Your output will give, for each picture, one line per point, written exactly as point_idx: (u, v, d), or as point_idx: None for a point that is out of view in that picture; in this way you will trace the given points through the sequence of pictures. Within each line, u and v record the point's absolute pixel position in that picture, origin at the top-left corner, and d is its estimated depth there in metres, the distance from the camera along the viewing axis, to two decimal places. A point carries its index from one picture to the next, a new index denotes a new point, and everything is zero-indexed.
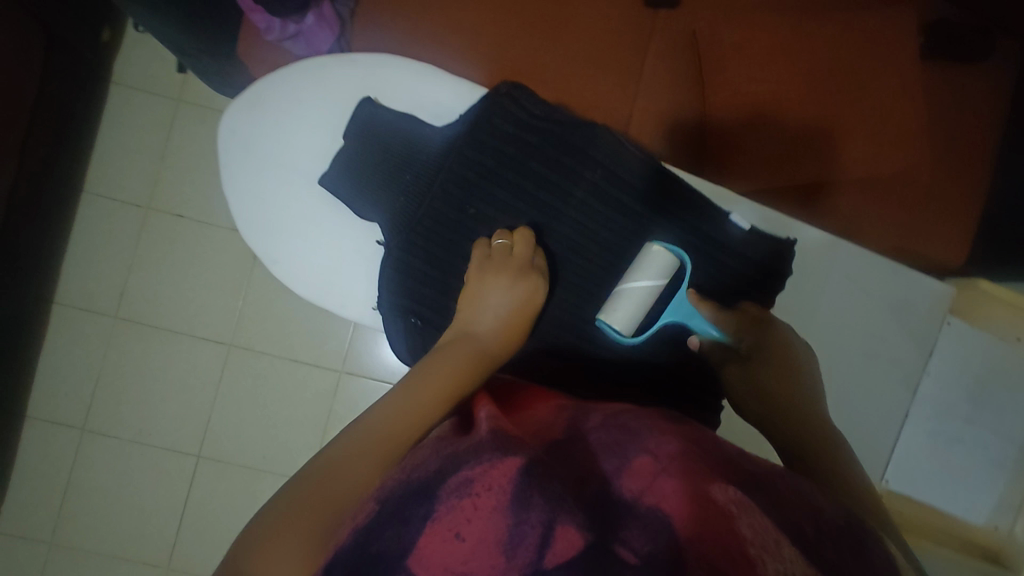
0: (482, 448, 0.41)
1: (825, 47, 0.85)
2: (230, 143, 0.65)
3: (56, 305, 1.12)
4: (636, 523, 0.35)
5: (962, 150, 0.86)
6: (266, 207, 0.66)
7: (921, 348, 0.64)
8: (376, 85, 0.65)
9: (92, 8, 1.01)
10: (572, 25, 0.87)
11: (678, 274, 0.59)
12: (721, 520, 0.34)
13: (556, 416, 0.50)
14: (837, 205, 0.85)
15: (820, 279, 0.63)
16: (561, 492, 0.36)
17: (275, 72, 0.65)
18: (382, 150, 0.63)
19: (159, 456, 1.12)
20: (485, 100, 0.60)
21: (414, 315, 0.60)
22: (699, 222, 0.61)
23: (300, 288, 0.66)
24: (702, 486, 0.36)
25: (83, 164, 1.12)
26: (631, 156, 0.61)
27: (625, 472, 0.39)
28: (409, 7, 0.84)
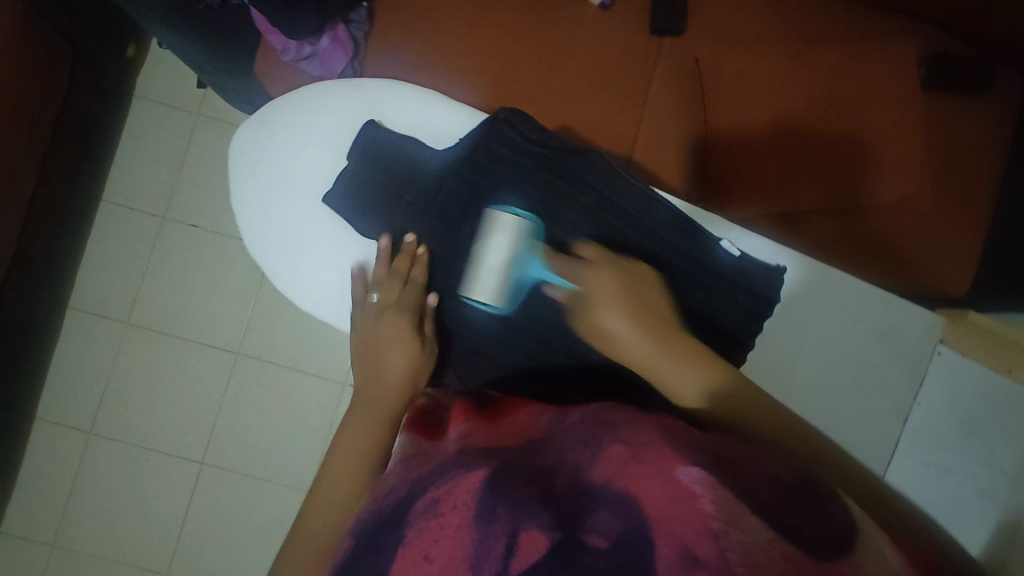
0: (451, 467, 0.47)
1: (828, 77, 0.86)
2: (240, 162, 0.69)
3: (72, 309, 1.15)
4: (595, 514, 0.40)
5: (965, 180, 0.87)
6: (274, 225, 0.68)
7: (911, 377, 0.64)
8: (379, 109, 0.67)
9: (119, 26, 1.05)
10: (577, 51, 0.89)
11: (522, 232, 0.60)
12: (681, 499, 0.37)
13: (534, 420, 0.54)
14: (835, 235, 0.87)
15: (810, 306, 0.64)
16: (522, 497, 0.42)
17: (284, 96, 0.68)
18: (383, 171, 0.65)
19: (163, 461, 1.14)
20: (486, 126, 0.63)
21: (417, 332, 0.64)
22: (691, 247, 0.62)
23: (302, 302, 0.68)
24: (667, 468, 0.40)
25: (103, 174, 1.15)
26: (625, 181, 0.62)
27: (594, 463, 0.44)
28: (420, 32, 0.87)
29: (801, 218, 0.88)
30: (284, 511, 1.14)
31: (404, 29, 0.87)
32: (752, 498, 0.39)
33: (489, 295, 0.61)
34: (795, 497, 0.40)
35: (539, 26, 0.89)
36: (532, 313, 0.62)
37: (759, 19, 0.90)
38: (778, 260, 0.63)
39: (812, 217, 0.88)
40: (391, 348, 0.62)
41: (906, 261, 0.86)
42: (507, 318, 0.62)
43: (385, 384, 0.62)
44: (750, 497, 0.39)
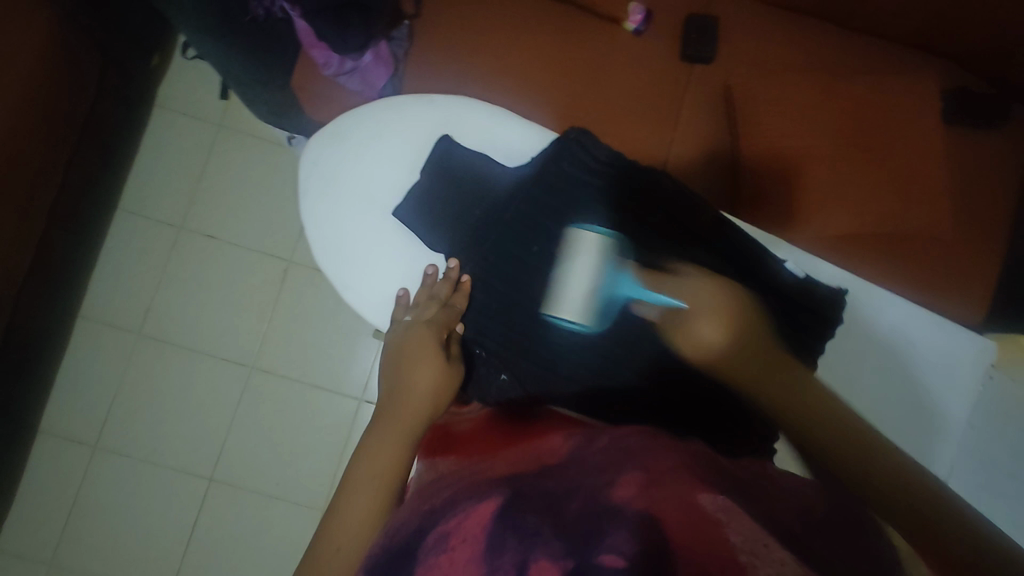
0: (458, 499, 0.41)
1: (857, 106, 0.87)
2: (310, 172, 0.69)
3: (82, 318, 1.12)
4: (624, 530, 0.33)
5: (983, 209, 0.90)
6: (338, 235, 0.68)
7: (960, 401, 0.66)
8: (451, 125, 0.68)
9: (146, 34, 1.05)
10: (612, 74, 0.91)
11: (606, 249, 0.60)
12: (706, 527, 0.33)
13: (561, 444, 0.48)
14: (863, 258, 0.88)
15: (867, 330, 0.65)
16: (537, 526, 0.35)
17: (355, 108, 0.69)
18: (453, 185, 0.65)
19: (172, 476, 1.11)
20: (555, 144, 0.63)
21: (479, 347, 0.64)
22: (762, 269, 0.63)
23: (365, 313, 0.68)
24: (688, 494, 0.35)
25: (122, 183, 1.14)
26: (695, 201, 0.63)
27: (613, 486, 0.37)
28: (461, 51, 0.88)
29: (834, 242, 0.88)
30: (296, 529, 1.11)
31: (445, 47, 0.88)
32: (773, 522, 0.35)
33: (558, 314, 0.62)
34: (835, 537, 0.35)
35: (575, 50, 0.91)
36: (598, 333, 0.61)
37: (787, 51, 0.93)
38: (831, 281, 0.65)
39: (844, 240, 0.88)
40: (418, 363, 0.59)
41: (928, 287, 0.88)
42: (574, 336, 0.61)
43: (414, 397, 0.57)
44: (774, 524, 0.35)
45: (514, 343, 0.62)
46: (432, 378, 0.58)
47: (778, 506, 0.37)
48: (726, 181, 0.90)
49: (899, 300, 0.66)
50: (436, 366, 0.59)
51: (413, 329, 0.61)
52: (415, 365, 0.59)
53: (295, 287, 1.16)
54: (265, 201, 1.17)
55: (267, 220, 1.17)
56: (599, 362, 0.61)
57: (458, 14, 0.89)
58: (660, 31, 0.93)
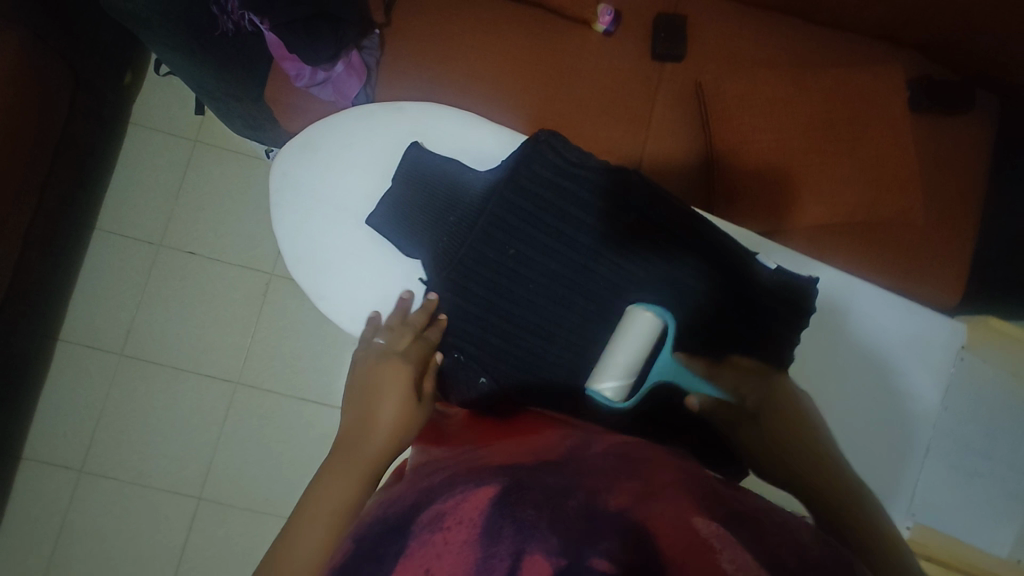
0: (455, 487, 0.40)
1: (823, 100, 0.89)
2: (282, 183, 0.69)
3: (62, 341, 1.11)
4: (614, 536, 0.33)
5: (953, 193, 0.92)
6: (315, 247, 0.68)
7: (940, 384, 0.66)
8: (423, 133, 0.69)
9: (116, 53, 1.04)
10: (586, 76, 0.92)
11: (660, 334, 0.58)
12: (696, 553, 0.31)
13: (558, 443, 0.46)
14: (836, 247, 0.90)
15: (842, 317, 0.66)
16: (534, 516, 0.34)
17: (326, 118, 0.69)
18: (427, 192, 0.65)
19: (161, 497, 1.09)
20: (525, 147, 0.62)
21: (457, 351, 0.63)
22: (735, 262, 0.63)
23: (343, 322, 0.68)
24: (686, 517, 0.34)
25: (97, 203, 1.13)
26: (665, 198, 0.64)
27: (611, 493, 0.37)
28: (433, 59, 0.89)
29: (808, 231, 0.89)
30: None
31: (418, 55, 0.89)
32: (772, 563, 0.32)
33: (534, 316, 0.61)
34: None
35: (547, 53, 0.91)
36: (575, 331, 0.61)
37: (754, 48, 0.94)
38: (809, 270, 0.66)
39: (817, 229, 0.89)
40: (387, 391, 0.58)
41: (902, 272, 0.90)
42: (552, 336, 0.61)
43: (388, 415, 0.56)
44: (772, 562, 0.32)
45: (491, 344, 0.62)
46: (399, 408, 0.57)
47: (777, 542, 0.34)
48: (702, 177, 0.92)
49: (874, 286, 0.67)
50: (405, 395, 0.58)
51: (385, 358, 0.61)
52: (383, 393, 0.58)
53: (278, 300, 1.15)
54: (244, 215, 1.16)
55: (247, 234, 1.16)
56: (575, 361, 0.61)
57: (428, 21, 0.90)
58: (630, 32, 0.94)
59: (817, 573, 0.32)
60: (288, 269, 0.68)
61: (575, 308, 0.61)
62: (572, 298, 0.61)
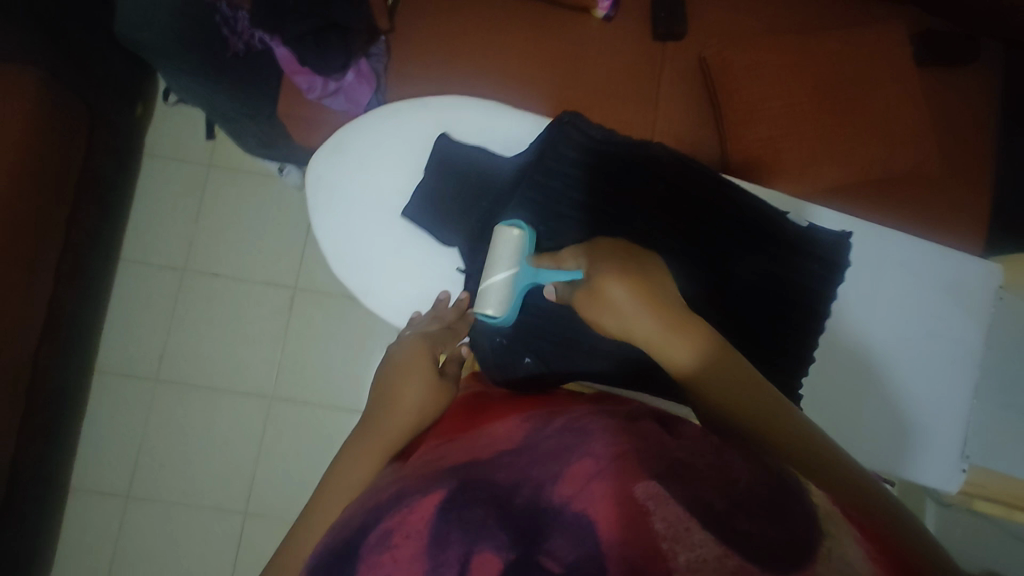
0: (402, 495, 0.38)
1: (830, 62, 0.89)
2: (317, 187, 0.70)
3: (98, 372, 1.13)
4: (561, 528, 0.33)
5: (964, 143, 0.93)
6: (354, 245, 0.69)
7: (979, 325, 0.66)
8: (449, 125, 0.70)
9: (127, 86, 1.06)
10: (591, 63, 0.92)
11: (522, 242, 0.61)
12: (635, 520, 0.32)
13: (514, 429, 0.45)
14: (857, 205, 0.90)
15: (875, 270, 0.66)
16: (482, 515, 0.34)
17: (355, 119, 0.70)
18: (457, 183, 0.66)
19: (207, 515, 1.11)
20: (549, 131, 0.64)
21: (500, 334, 0.65)
22: (766, 224, 0.63)
23: (390, 317, 0.69)
24: (624, 486, 0.35)
25: (121, 235, 1.15)
26: (693, 168, 0.64)
27: (557, 479, 0.36)
28: (439, 60, 0.90)
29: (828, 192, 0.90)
30: None
31: (424, 58, 0.90)
32: (704, 510, 0.33)
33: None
34: (759, 508, 0.33)
35: (550, 42, 0.92)
36: None
37: (754, 19, 0.95)
38: (839, 226, 0.66)
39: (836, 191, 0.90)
40: (407, 376, 0.57)
41: (923, 224, 0.90)
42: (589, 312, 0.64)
43: (406, 400, 0.54)
44: (701, 510, 0.33)
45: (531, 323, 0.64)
46: (424, 388, 0.55)
47: (717, 487, 0.35)
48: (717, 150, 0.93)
49: (904, 236, 0.67)
50: (431, 376, 0.57)
51: (406, 345, 0.61)
52: (407, 375, 0.56)
53: (304, 313, 1.17)
54: (263, 233, 1.18)
55: (269, 251, 1.18)
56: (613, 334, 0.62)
57: (431, 23, 0.91)
58: (630, 15, 0.95)
59: (760, 513, 0.33)
60: (331, 269, 0.69)
61: None
62: None
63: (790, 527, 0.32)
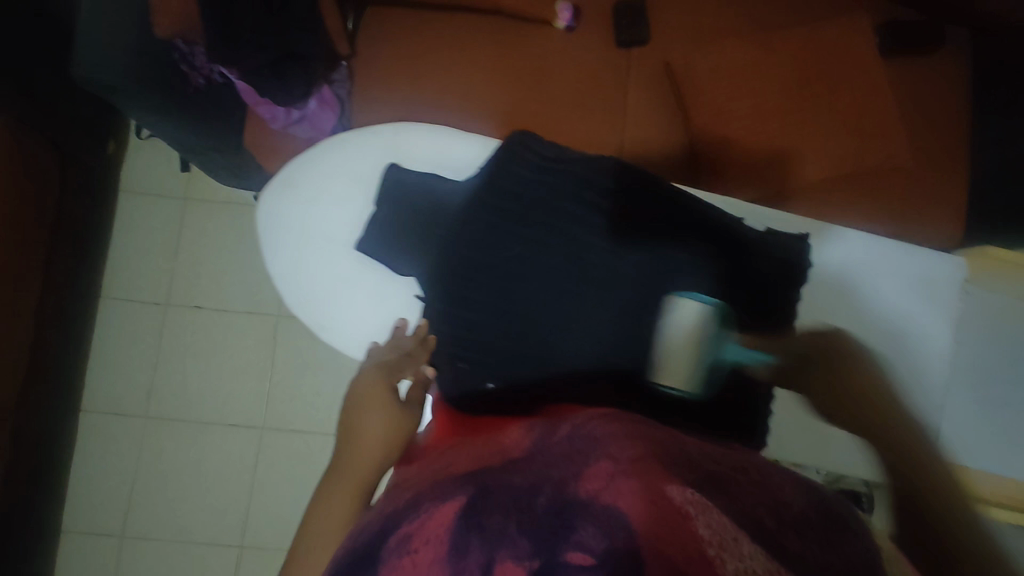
0: (422, 500, 0.38)
1: (793, 59, 0.89)
2: (269, 223, 0.69)
3: (86, 413, 1.12)
4: (591, 522, 0.32)
5: (937, 129, 0.92)
6: (309, 279, 0.69)
7: (948, 320, 0.66)
8: (399, 152, 0.69)
9: (97, 125, 1.07)
10: (556, 74, 0.92)
11: (710, 313, 0.59)
12: (675, 522, 0.31)
13: (522, 440, 0.44)
14: (830, 202, 0.89)
15: (840, 271, 0.66)
16: (502, 522, 0.33)
17: (303, 152, 0.70)
18: (412, 210, 0.66)
19: (203, 550, 1.11)
20: (500, 151, 0.64)
21: (460, 360, 0.60)
22: (725, 231, 0.64)
23: (349, 348, 0.69)
24: (656, 486, 0.33)
25: (101, 274, 1.15)
26: (645, 180, 0.64)
27: (580, 478, 0.35)
28: (402, 82, 0.90)
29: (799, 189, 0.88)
30: None
31: (389, 81, 0.90)
32: (749, 520, 0.33)
33: (531, 308, 0.59)
34: (806, 527, 0.34)
35: (512, 57, 0.92)
36: (583, 325, 0.58)
37: (716, 19, 0.95)
38: (799, 228, 0.67)
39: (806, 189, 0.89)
40: (367, 412, 0.59)
41: (900, 218, 0.89)
42: (558, 334, 0.58)
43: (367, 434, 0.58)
44: (750, 522, 0.32)
45: (496, 350, 0.58)
46: (385, 421, 0.58)
47: (751, 497, 0.35)
48: (684, 156, 0.92)
49: (867, 235, 0.67)
50: (391, 408, 0.59)
51: (366, 378, 0.63)
52: (368, 411, 0.59)
53: (288, 340, 1.16)
54: (242, 263, 1.18)
55: (250, 281, 1.18)
56: (587, 359, 0.57)
57: (394, 46, 0.91)
58: (592, 23, 0.95)
59: (794, 528, 0.33)
60: (287, 305, 0.69)
61: (577, 300, 0.59)
62: (573, 292, 0.59)
63: (847, 556, 0.32)
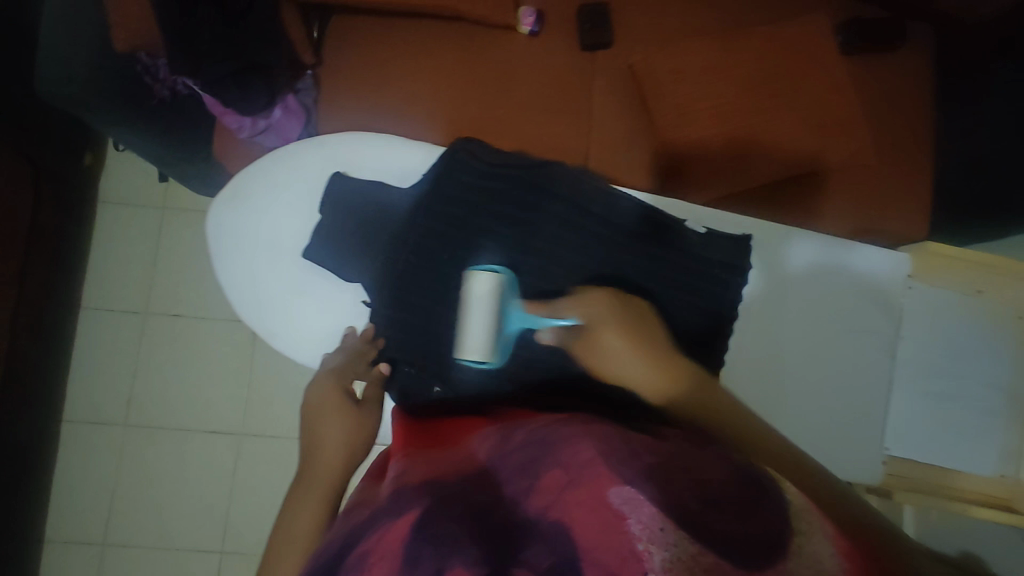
0: (383, 513, 0.39)
1: (753, 59, 0.89)
2: (218, 234, 0.70)
3: (66, 422, 1.13)
4: (538, 539, 0.34)
5: (901, 124, 0.93)
6: (260, 288, 0.70)
7: (891, 316, 0.69)
8: (344, 161, 0.70)
9: (71, 137, 1.07)
10: (521, 78, 0.93)
11: (502, 285, 0.61)
12: (610, 525, 0.32)
13: (478, 450, 0.46)
14: (789, 200, 0.90)
15: (784, 271, 0.68)
16: (455, 533, 0.34)
17: (248, 166, 0.70)
18: (360, 218, 0.67)
19: (184, 556, 1.12)
20: (445, 158, 0.64)
21: (408, 363, 0.63)
22: (668, 235, 0.65)
23: (300, 355, 0.70)
24: (596, 491, 0.34)
25: (79, 285, 1.15)
26: (590, 184, 0.65)
27: (531, 493, 0.38)
28: (369, 90, 0.91)
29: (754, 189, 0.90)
30: None
31: (356, 88, 0.91)
32: (677, 508, 0.34)
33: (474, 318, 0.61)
34: (728, 501, 0.35)
35: (477, 63, 0.93)
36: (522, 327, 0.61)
37: (680, 22, 0.96)
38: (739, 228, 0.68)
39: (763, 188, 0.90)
40: (331, 424, 0.64)
41: (869, 214, 0.89)
42: (497, 336, 0.61)
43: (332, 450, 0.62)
44: (673, 506, 0.33)
45: (439, 351, 0.63)
46: (343, 430, 0.64)
47: (684, 482, 0.36)
48: (643, 159, 0.92)
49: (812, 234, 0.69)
50: (346, 414, 0.64)
51: (320, 390, 0.65)
52: (326, 419, 0.64)
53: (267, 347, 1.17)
54: None
55: None
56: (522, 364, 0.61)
57: (360, 54, 0.92)
58: (557, 28, 0.96)
59: (720, 506, 0.34)
60: (239, 315, 0.71)
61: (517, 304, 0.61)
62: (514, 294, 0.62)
63: (764, 523, 0.33)
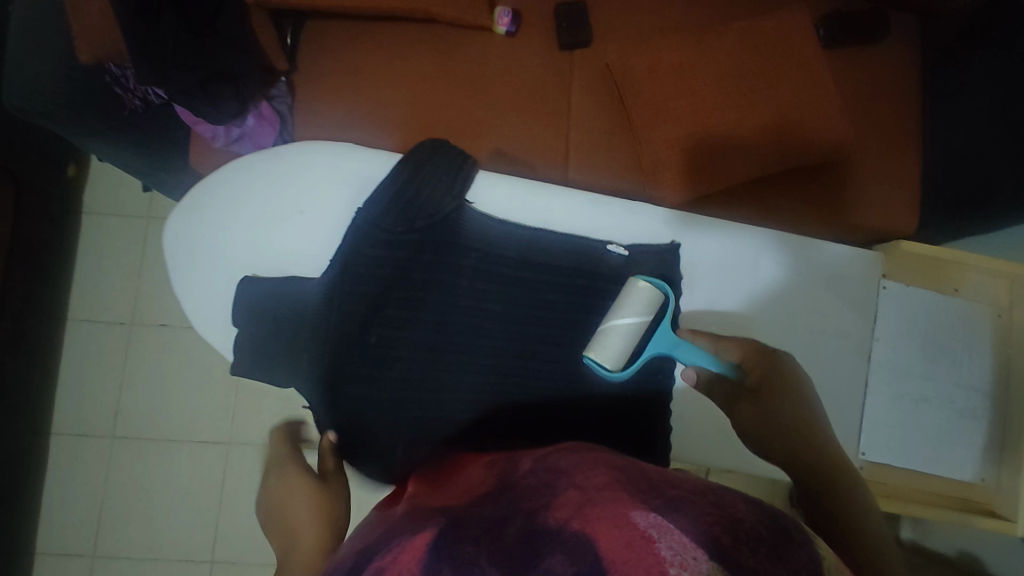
0: (395, 534, 0.36)
1: (731, 54, 0.88)
2: (175, 248, 0.72)
3: (53, 435, 1.13)
4: (560, 548, 0.31)
5: (883, 119, 0.91)
6: (218, 305, 0.71)
7: (864, 317, 0.69)
8: (298, 171, 0.70)
9: (52, 149, 1.07)
10: (499, 79, 0.92)
11: (662, 308, 0.61)
12: (636, 545, 0.29)
13: (485, 476, 0.44)
14: (763, 198, 0.90)
15: (749, 272, 0.68)
16: (473, 553, 0.32)
17: (209, 178, 0.71)
18: (319, 229, 0.70)
19: (174, 566, 1.12)
20: (394, 172, 0.65)
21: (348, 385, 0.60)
22: (597, 255, 0.68)
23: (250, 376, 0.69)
24: (620, 511, 0.32)
25: (63, 296, 1.15)
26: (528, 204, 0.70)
27: (550, 507, 0.34)
28: (345, 95, 0.90)
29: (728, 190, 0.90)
30: None
31: (332, 95, 0.90)
32: (707, 534, 0.30)
33: (431, 337, 0.63)
34: (755, 539, 0.31)
35: (451, 66, 0.92)
36: (479, 332, 0.65)
37: (658, 18, 0.94)
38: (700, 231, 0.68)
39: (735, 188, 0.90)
40: (295, 498, 0.54)
41: (846, 212, 0.88)
42: (453, 347, 0.64)
43: (300, 514, 0.52)
44: (705, 533, 0.30)
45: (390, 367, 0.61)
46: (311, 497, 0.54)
47: (711, 510, 0.32)
48: (619, 159, 0.91)
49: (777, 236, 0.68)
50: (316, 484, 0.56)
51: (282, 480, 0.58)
52: (293, 494, 0.55)
53: None
54: None
55: None
56: (477, 372, 0.63)
57: (336, 59, 0.92)
58: (535, 27, 0.94)
59: (749, 543, 0.30)
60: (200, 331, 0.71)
61: (464, 315, 0.65)
62: (457, 309, 0.64)
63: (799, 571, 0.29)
